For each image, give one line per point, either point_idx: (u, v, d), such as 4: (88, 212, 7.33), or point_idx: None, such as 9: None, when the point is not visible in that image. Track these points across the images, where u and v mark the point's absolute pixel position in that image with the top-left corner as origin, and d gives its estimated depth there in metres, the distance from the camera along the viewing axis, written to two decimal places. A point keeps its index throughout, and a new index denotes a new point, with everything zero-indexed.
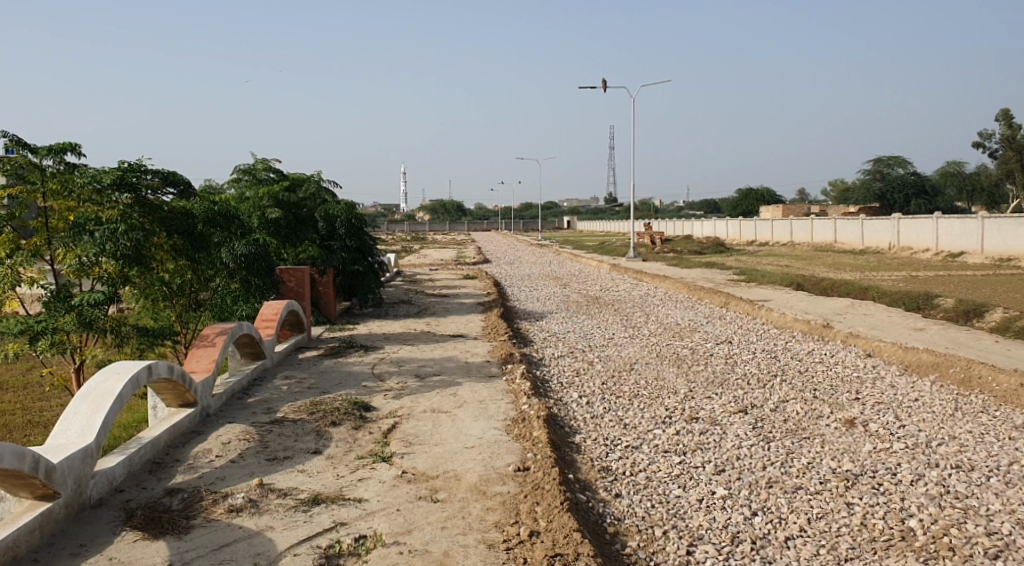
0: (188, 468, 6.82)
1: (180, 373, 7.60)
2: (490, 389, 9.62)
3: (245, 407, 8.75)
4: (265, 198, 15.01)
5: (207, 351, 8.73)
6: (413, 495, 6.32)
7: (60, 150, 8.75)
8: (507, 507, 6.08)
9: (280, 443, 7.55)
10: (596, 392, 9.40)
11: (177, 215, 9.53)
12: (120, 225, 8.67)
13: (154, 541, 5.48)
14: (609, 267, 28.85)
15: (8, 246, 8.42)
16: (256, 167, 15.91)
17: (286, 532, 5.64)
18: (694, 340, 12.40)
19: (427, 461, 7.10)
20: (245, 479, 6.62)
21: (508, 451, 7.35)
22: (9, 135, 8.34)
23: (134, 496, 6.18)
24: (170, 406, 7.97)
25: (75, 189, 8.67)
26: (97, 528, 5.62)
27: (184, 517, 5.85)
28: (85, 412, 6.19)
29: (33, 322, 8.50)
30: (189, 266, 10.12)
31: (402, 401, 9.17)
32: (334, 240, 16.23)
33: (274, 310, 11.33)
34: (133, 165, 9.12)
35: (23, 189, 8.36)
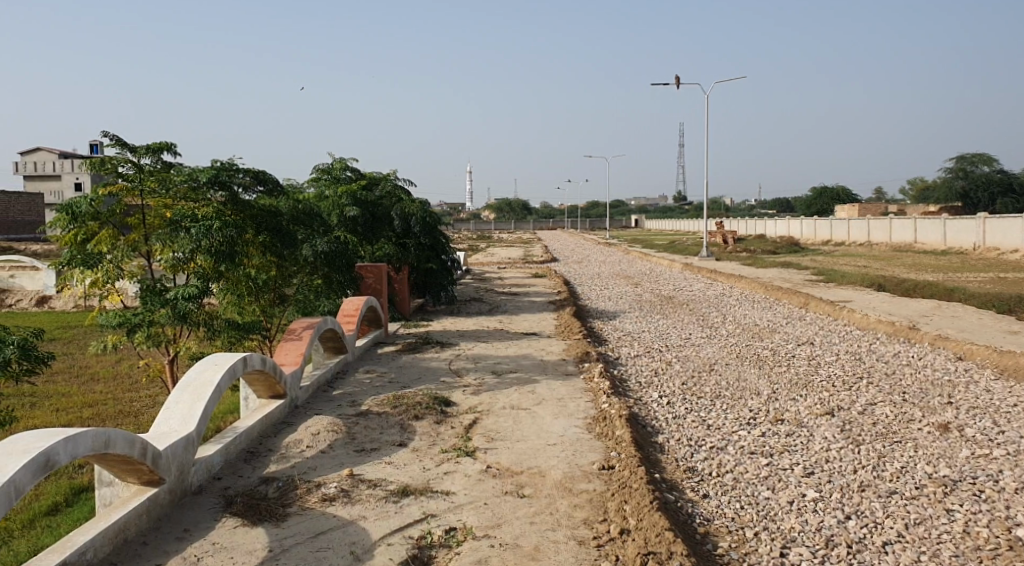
0: (280, 457, 7.02)
1: (272, 365, 7.84)
2: (569, 387, 9.64)
3: (330, 399, 8.97)
4: (344, 197, 15.23)
5: (294, 343, 8.97)
6: (499, 490, 6.38)
7: (158, 149, 9.08)
8: (594, 505, 6.09)
9: (366, 435, 7.71)
10: (677, 393, 9.32)
11: (265, 212, 9.83)
12: (214, 221, 8.92)
13: (254, 527, 5.65)
14: (682, 267, 28.41)
15: (108, 242, 8.84)
16: (334, 166, 16.24)
17: (379, 522, 5.75)
18: (774, 341, 12.20)
19: (512, 457, 7.16)
20: (336, 469, 6.79)
21: (592, 449, 7.36)
22: (110, 135, 8.71)
23: (232, 484, 6.40)
24: (261, 397, 8.22)
25: (171, 187, 8.97)
26: (200, 514, 5.81)
27: (280, 505, 6.03)
28: (186, 402, 6.43)
29: (131, 315, 8.90)
30: (275, 263, 10.38)
31: (481, 397, 9.25)
32: (409, 238, 16.47)
33: (355, 306, 11.56)
34: (227, 164, 9.40)
35: (123, 188, 8.70)
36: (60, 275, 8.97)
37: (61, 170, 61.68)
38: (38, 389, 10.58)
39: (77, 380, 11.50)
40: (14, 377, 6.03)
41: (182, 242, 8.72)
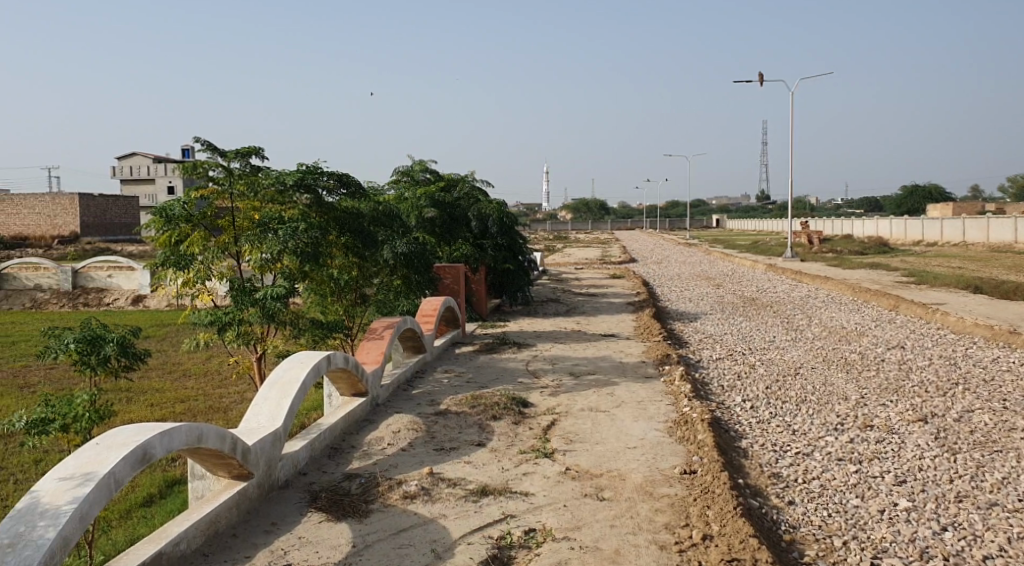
0: (363, 454, 7.15)
1: (354, 363, 7.98)
2: (648, 390, 9.53)
3: (410, 398, 9.09)
4: (422, 198, 15.34)
5: (375, 343, 9.12)
6: (579, 492, 6.35)
7: (246, 153, 9.36)
8: (675, 509, 6.00)
9: (446, 434, 7.78)
10: (761, 397, 9.11)
11: (347, 214, 10.06)
12: (300, 224, 9.17)
13: (337, 522, 5.76)
14: (765, 268, 27.81)
15: (200, 243, 9.10)
16: (414, 168, 16.47)
17: (459, 521, 5.79)
18: (863, 345, 11.81)
19: (591, 459, 7.11)
20: (416, 467, 6.87)
21: (673, 453, 7.25)
22: (202, 140, 9.02)
23: (317, 479, 6.54)
24: (343, 395, 8.38)
25: (260, 190, 9.23)
26: (286, 508, 5.95)
27: (363, 501, 6.13)
28: (274, 398, 6.61)
29: (222, 314, 9.17)
30: (357, 264, 10.58)
31: (560, 398, 9.23)
32: (486, 238, 16.60)
33: (433, 306, 11.69)
34: (312, 168, 9.65)
35: (213, 191, 9.00)
36: (154, 275, 9.31)
37: (156, 174, 64.35)
38: (134, 384, 11.06)
39: (171, 376, 11.97)
40: (114, 373, 6.31)
41: (270, 244, 8.89)
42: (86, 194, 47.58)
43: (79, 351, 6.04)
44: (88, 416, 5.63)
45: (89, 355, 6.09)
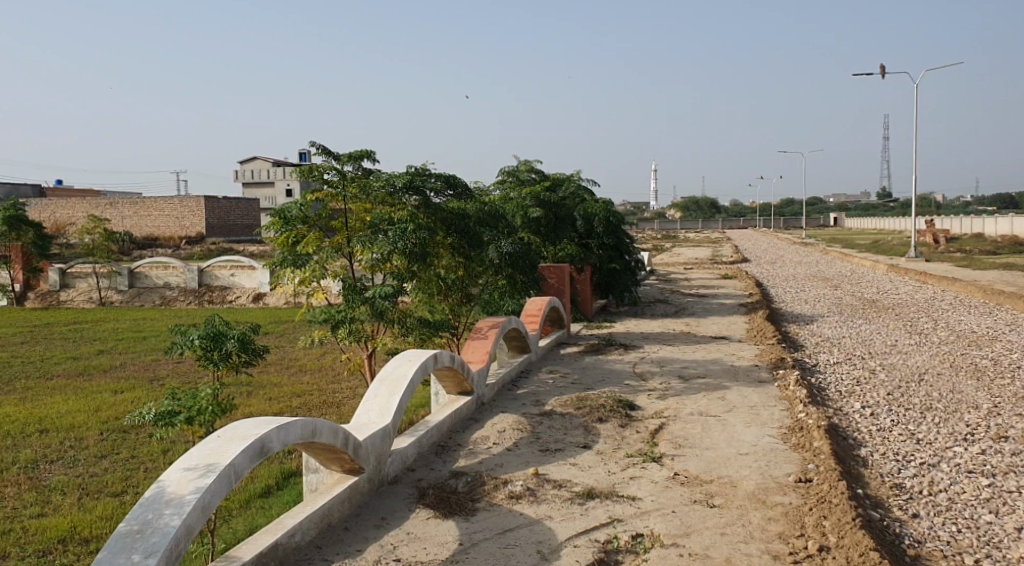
0: (469, 452, 7.21)
1: (460, 361, 8.05)
2: (761, 395, 9.23)
3: (515, 397, 9.13)
4: (528, 198, 15.39)
5: (481, 343, 9.18)
6: (687, 499, 6.20)
7: (359, 156, 9.60)
8: (790, 519, 5.77)
9: (551, 435, 7.75)
10: (882, 403, 8.67)
11: (453, 215, 10.17)
12: (409, 224, 9.35)
13: (444, 520, 5.81)
14: (886, 269, 26.51)
15: (315, 243, 9.43)
16: (520, 168, 16.53)
17: (565, 523, 5.75)
18: (996, 351, 11.07)
19: (700, 465, 6.93)
20: (522, 467, 6.87)
21: (787, 460, 6.98)
22: (317, 145, 9.30)
23: (424, 476, 6.64)
24: (450, 393, 8.48)
25: (371, 192, 9.40)
26: (395, 503, 6.06)
27: (470, 500, 6.18)
28: (383, 395, 6.74)
29: (335, 312, 9.43)
30: (464, 264, 10.68)
31: (668, 402, 9.05)
32: (592, 238, 16.50)
33: (538, 306, 11.69)
34: (420, 170, 9.78)
35: (328, 193, 9.26)
36: (273, 274, 9.66)
37: (275, 177, 67.08)
38: (254, 379, 11.54)
39: (288, 371, 12.45)
40: (235, 368, 6.57)
41: (380, 244, 9.09)
42: (210, 197, 50.07)
43: (203, 347, 6.32)
44: (210, 409, 5.87)
45: (212, 350, 6.36)
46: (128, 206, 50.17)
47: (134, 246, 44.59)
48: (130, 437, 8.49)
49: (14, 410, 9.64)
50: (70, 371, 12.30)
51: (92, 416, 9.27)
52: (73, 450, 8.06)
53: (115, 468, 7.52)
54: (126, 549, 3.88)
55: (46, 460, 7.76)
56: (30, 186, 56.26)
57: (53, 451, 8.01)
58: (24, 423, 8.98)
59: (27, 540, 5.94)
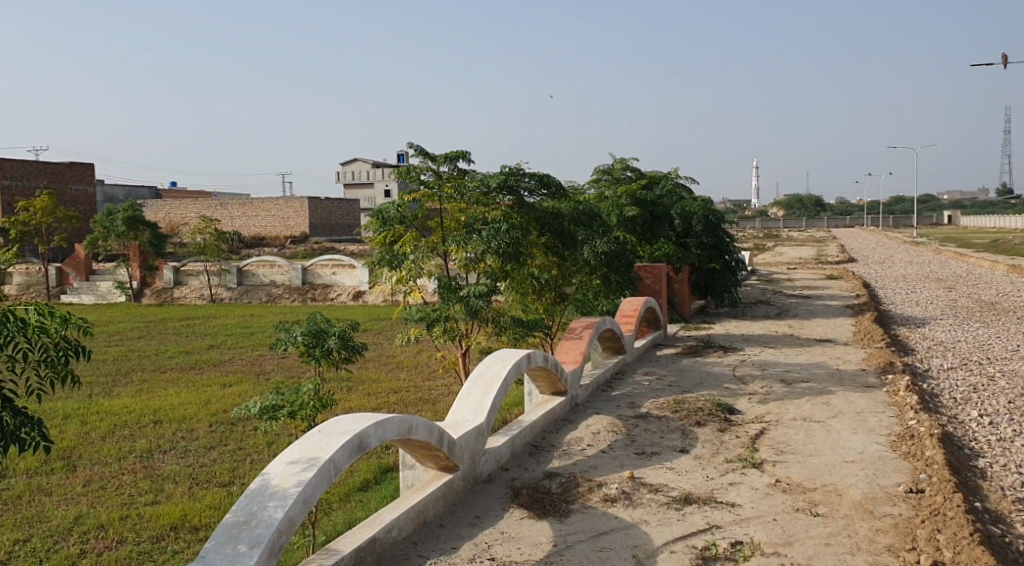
0: (563, 453, 7.17)
1: (554, 362, 8.01)
2: (869, 400, 8.84)
3: (609, 399, 9.03)
4: (623, 197, 15.21)
5: (575, 343, 9.12)
6: (790, 506, 5.98)
7: (454, 157, 9.69)
8: (900, 531, 5.49)
9: (647, 438, 7.63)
10: (1002, 412, 8.18)
11: (547, 214, 10.18)
12: (503, 224, 9.38)
13: (539, 520, 5.79)
14: (1007, 270, 25.02)
15: (411, 243, 9.54)
16: (615, 167, 16.40)
17: (661, 528, 5.64)
18: None
19: (803, 473, 6.68)
20: (617, 470, 6.78)
21: (896, 469, 6.65)
22: (414, 146, 9.44)
23: (519, 476, 6.63)
24: (544, 393, 8.45)
25: (466, 192, 9.47)
26: (490, 502, 6.07)
27: (564, 501, 6.14)
28: (477, 394, 6.77)
29: (430, 310, 9.55)
30: (558, 264, 10.66)
31: (769, 406, 8.78)
32: (690, 238, 16.20)
33: (633, 306, 11.54)
34: (514, 170, 9.89)
35: (424, 194, 9.38)
36: (371, 273, 9.85)
37: (374, 178, 68.65)
38: (353, 375, 11.82)
39: (386, 368, 12.70)
40: (335, 365, 6.72)
41: (474, 244, 9.16)
42: (313, 197, 51.69)
43: (305, 344, 6.50)
44: (312, 404, 6.02)
45: (314, 347, 6.53)
46: (237, 207, 52.24)
47: (242, 245, 46.45)
48: (238, 430, 8.81)
49: (132, 401, 10.16)
50: (183, 365, 12.87)
51: (202, 408, 9.68)
52: (185, 440, 8.43)
53: (222, 459, 7.82)
54: (232, 540, 4.00)
55: (159, 450, 8.14)
56: (148, 188, 59.33)
57: (167, 441, 8.39)
58: (140, 414, 9.45)
59: (142, 526, 6.24)
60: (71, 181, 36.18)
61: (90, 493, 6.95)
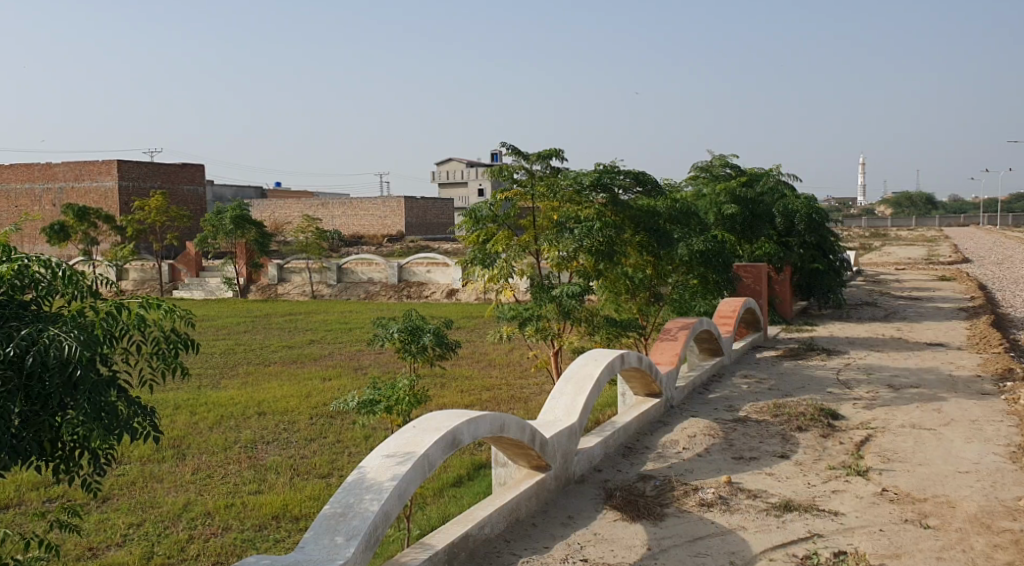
0: (658, 456, 7.05)
1: (648, 363, 7.88)
2: (985, 408, 8.35)
3: (706, 402, 8.82)
4: (722, 194, 14.84)
5: (671, 343, 8.97)
6: (898, 517, 5.71)
7: (547, 155, 9.66)
8: (1021, 548, 5.15)
9: (745, 443, 7.42)
10: None
11: (642, 212, 10.13)
12: (596, 222, 9.31)
13: (632, 523, 5.70)
14: None
15: (503, 242, 9.51)
16: (714, 164, 16.08)
17: (760, 534, 5.47)
18: None
19: (912, 482, 6.36)
20: (714, 474, 6.62)
21: (1016, 482, 6.26)
22: (508, 144, 9.46)
23: (612, 477, 6.56)
24: (638, 394, 8.33)
25: (559, 191, 9.49)
26: (582, 503, 6.02)
27: (658, 504, 6.03)
28: (569, 394, 6.73)
29: (523, 309, 9.54)
30: (653, 263, 10.46)
31: (875, 412, 8.41)
32: (792, 236, 15.73)
33: (732, 308, 11.26)
34: (608, 168, 9.88)
35: (517, 192, 9.39)
36: (464, 272, 9.89)
37: (468, 177, 69.40)
38: (447, 371, 11.96)
39: (479, 365, 12.80)
40: (429, 361, 6.79)
41: (567, 243, 9.12)
42: (410, 196, 52.64)
43: (401, 340, 6.59)
44: (407, 400, 6.09)
45: (409, 344, 6.62)
46: (337, 207, 53.74)
47: (343, 245, 47.73)
48: (336, 423, 9.03)
49: (237, 393, 10.56)
50: (285, 359, 13.31)
51: (303, 401, 9.97)
52: (287, 432, 8.70)
53: (322, 452, 8.03)
54: (330, 530, 4.08)
55: (263, 441, 8.42)
56: (254, 188, 61.60)
57: (270, 433, 8.67)
58: (245, 406, 9.80)
59: (246, 515, 6.46)
60: (183, 182, 37.93)
61: (198, 481, 7.25)
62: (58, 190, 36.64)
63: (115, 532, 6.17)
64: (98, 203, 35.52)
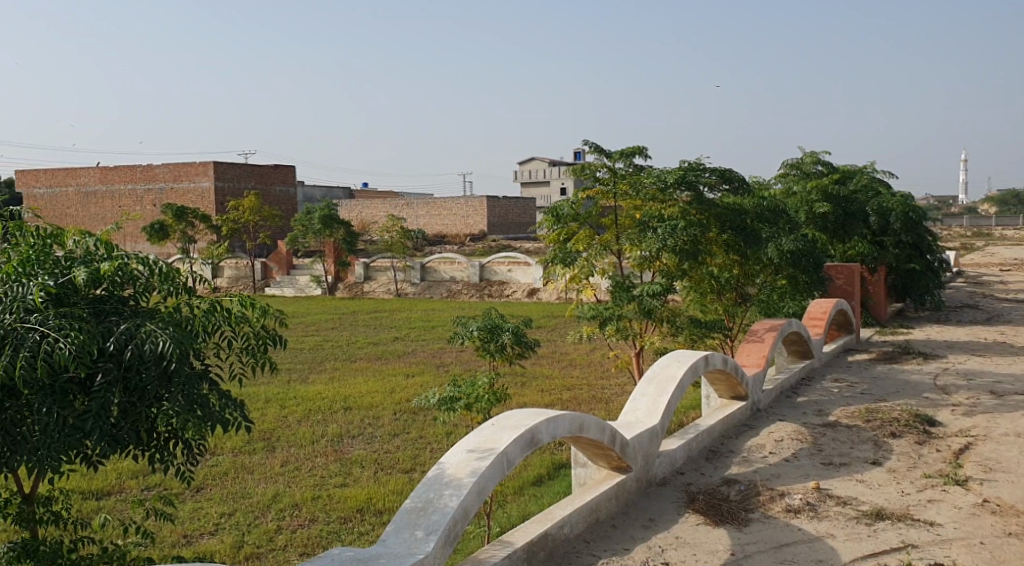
0: (742, 460, 6.88)
1: (734, 365, 7.70)
2: None
3: (794, 406, 8.58)
4: (813, 192, 14.39)
5: (758, 346, 8.76)
6: (1000, 530, 5.42)
7: (631, 153, 9.57)
8: None
9: (835, 448, 7.17)
10: None
11: (728, 210, 9.86)
12: (680, 221, 9.11)
13: (715, 527, 5.58)
14: None
15: (585, 241, 9.51)
16: (805, 161, 15.62)
17: (849, 543, 5.28)
18: None
19: (1016, 494, 6.02)
20: (801, 480, 6.42)
21: None
22: (591, 143, 9.39)
23: (695, 480, 6.44)
24: (722, 397, 8.16)
25: (642, 189, 9.33)
26: (664, 506, 5.93)
27: (743, 509, 5.89)
28: (651, 394, 6.64)
29: (603, 309, 9.48)
30: (739, 262, 10.30)
31: (976, 419, 8.01)
32: (887, 236, 15.15)
33: (822, 309, 10.91)
34: (694, 164, 9.51)
35: (600, 190, 9.37)
36: (544, 270, 9.87)
37: (550, 177, 69.36)
38: (528, 370, 11.98)
39: (561, 364, 12.78)
40: (509, 360, 6.84)
41: (649, 242, 9.03)
42: (493, 197, 52.95)
43: (481, 338, 6.63)
44: (487, 397, 6.13)
45: (489, 342, 6.65)
46: (422, 207, 54.51)
47: (428, 245, 48.33)
48: (419, 419, 9.15)
49: (324, 388, 10.83)
50: (370, 355, 13.58)
51: (387, 397, 10.14)
52: (371, 427, 8.86)
53: (405, 447, 8.14)
54: (410, 525, 4.12)
55: (348, 435, 8.61)
56: (342, 188, 62.99)
57: (355, 427, 8.86)
58: (332, 400, 10.04)
59: (332, 507, 6.62)
60: (274, 182, 39.16)
61: (287, 473, 7.46)
62: (159, 190, 38.29)
63: (208, 521, 6.40)
64: (196, 202, 36.98)
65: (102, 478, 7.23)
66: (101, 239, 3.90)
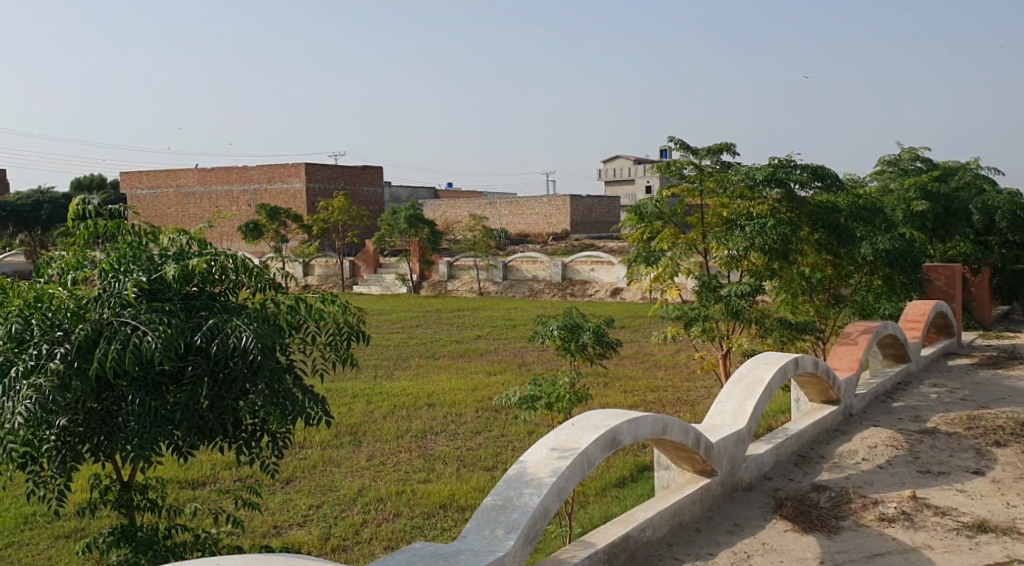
0: (834, 466, 6.65)
1: (825, 369, 7.44)
2: None
3: (889, 411, 8.24)
4: (911, 190, 13.73)
5: (851, 348, 8.44)
6: None
7: (718, 149, 9.37)
8: None
9: (933, 456, 6.84)
10: None
11: (821, 208, 9.52)
12: (769, 219, 8.80)
13: (804, 534, 5.40)
14: None
15: (669, 239, 9.32)
16: (902, 158, 15.01)
17: (949, 556, 5.03)
18: None
19: None
20: (896, 488, 6.16)
21: None
22: (677, 140, 9.24)
23: (783, 486, 6.25)
24: (812, 401, 7.91)
25: (729, 186, 9.17)
26: (750, 511, 5.78)
27: (833, 517, 5.68)
28: (738, 396, 6.49)
29: (688, 309, 9.37)
30: (833, 262, 9.97)
31: None
32: (992, 235, 14.46)
33: (920, 311, 10.45)
34: (785, 161, 9.16)
35: (686, 188, 9.36)
36: (628, 270, 9.75)
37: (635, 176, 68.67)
38: (611, 371, 11.88)
39: (645, 365, 12.63)
40: (590, 360, 6.78)
41: (736, 241, 8.82)
42: (577, 197, 52.78)
43: (561, 338, 6.60)
44: (568, 397, 6.07)
45: (569, 341, 6.61)
46: (506, 207, 54.76)
47: (511, 244, 48.49)
48: (500, 418, 9.18)
49: (408, 385, 10.98)
50: (454, 353, 13.72)
51: (469, 395, 10.22)
52: (454, 424, 8.94)
53: (487, 445, 8.18)
54: (491, 522, 4.13)
55: (432, 432, 8.71)
56: (428, 189, 63.89)
57: (438, 424, 8.97)
58: (415, 397, 10.18)
59: (414, 502, 6.70)
60: (363, 182, 40.05)
61: (372, 468, 7.60)
62: (253, 191, 39.62)
63: (297, 512, 6.57)
64: (289, 203, 38.13)
65: (198, 469, 7.51)
66: (194, 238, 4.06)
